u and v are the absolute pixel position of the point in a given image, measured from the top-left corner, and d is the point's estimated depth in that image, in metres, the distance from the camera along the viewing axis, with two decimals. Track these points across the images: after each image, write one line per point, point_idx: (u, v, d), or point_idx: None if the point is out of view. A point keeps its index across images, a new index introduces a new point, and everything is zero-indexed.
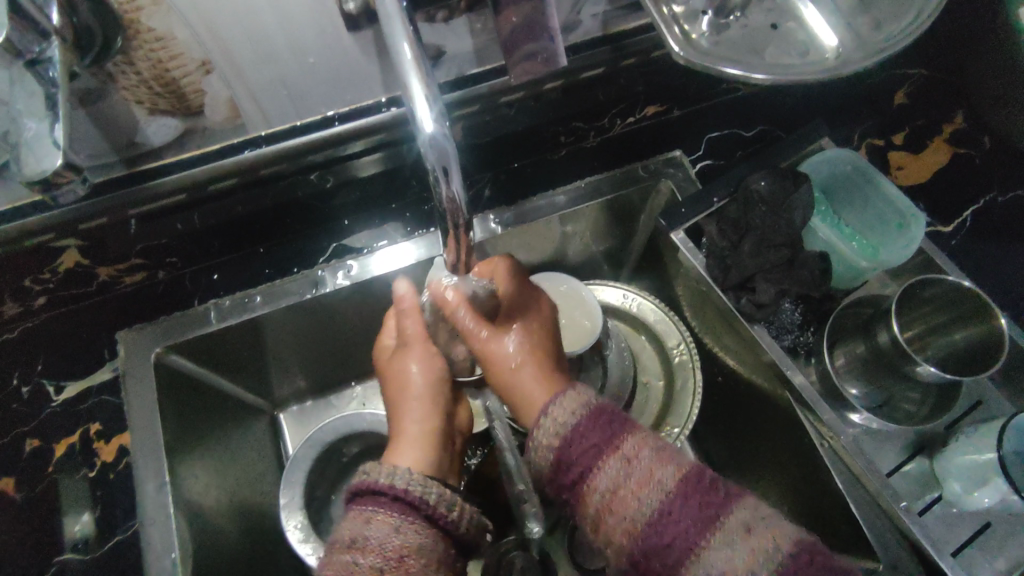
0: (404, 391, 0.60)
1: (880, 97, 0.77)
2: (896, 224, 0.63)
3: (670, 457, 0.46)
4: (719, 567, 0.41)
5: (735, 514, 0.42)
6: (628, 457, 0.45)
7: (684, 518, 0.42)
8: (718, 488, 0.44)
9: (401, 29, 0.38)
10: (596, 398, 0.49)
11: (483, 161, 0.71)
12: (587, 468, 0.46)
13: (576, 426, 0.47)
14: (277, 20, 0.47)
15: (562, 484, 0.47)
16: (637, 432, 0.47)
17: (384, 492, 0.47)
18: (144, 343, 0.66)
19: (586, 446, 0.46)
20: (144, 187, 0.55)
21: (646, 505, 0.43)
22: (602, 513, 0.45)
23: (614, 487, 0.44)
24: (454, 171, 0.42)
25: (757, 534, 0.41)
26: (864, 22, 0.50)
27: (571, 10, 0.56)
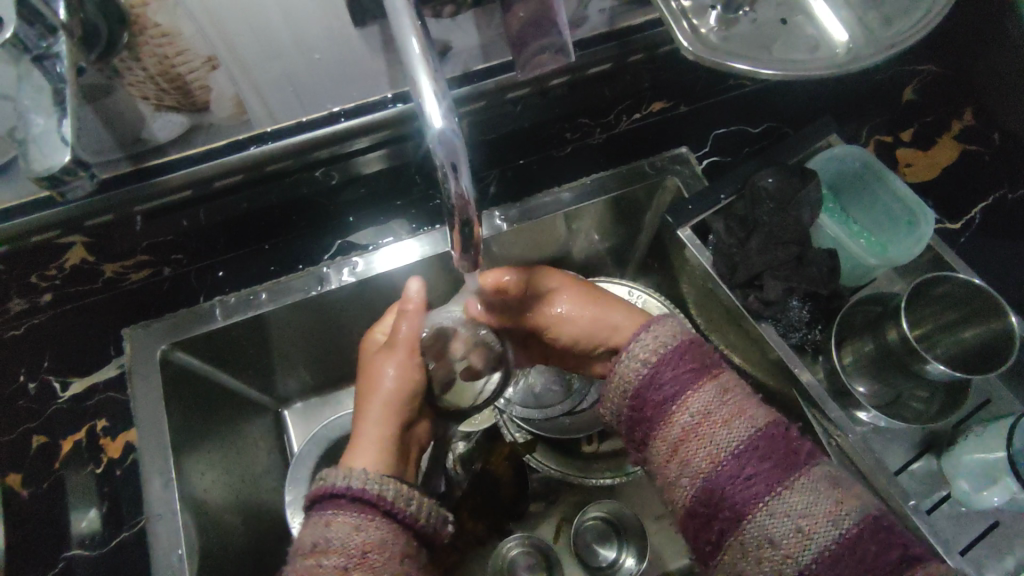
0: (373, 392, 0.61)
1: (888, 93, 0.76)
2: (905, 221, 0.63)
3: (760, 403, 0.50)
4: (796, 501, 0.44)
5: (817, 467, 0.46)
6: (722, 387, 0.50)
7: (768, 457, 0.46)
8: (801, 441, 0.48)
9: (409, 26, 0.38)
10: (686, 330, 0.55)
11: (489, 158, 0.71)
12: (681, 389, 0.50)
13: (677, 346, 0.52)
14: (283, 16, 0.46)
15: (648, 406, 0.51)
16: (727, 373, 0.52)
17: (343, 494, 0.47)
18: (148, 340, 0.66)
19: (685, 368, 0.51)
20: (151, 184, 0.54)
21: (734, 435, 0.47)
22: (687, 436, 0.48)
23: (707, 412, 0.48)
24: (463, 168, 0.41)
25: (839, 489, 0.45)
26: (876, 17, 0.49)
27: (578, 6, 0.56)
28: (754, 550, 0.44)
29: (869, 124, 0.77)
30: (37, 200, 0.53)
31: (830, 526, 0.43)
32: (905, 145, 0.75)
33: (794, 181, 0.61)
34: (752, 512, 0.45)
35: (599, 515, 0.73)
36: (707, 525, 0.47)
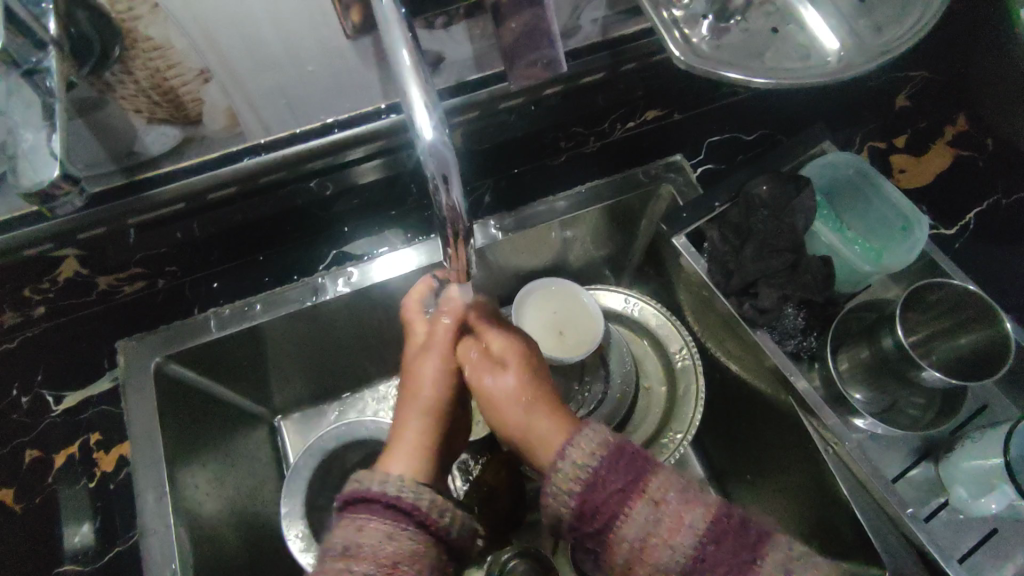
0: (414, 392, 0.58)
1: (881, 100, 0.77)
2: (899, 227, 0.63)
3: (698, 498, 0.44)
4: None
5: (772, 553, 0.42)
6: (656, 502, 0.43)
7: (723, 564, 0.42)
8: (748, 527, 0.44)
9: (400, 38, 0.38)
10: (609, 435, 0.46)
11: (484, 168, 0.71)
12: (613, 516, 0.43)
13: (600, 467, 0.45)
14: (275, 29, 0.47)
15: (584, 533, 0.45)
16: (661, 472, 0.45)
17: (378, 499, 0.46)
18: (143, 353, 0.66)
19: (613, 490, 0.44)
20: (145, 196, 0.54)
21: (681, 552, 0.42)
22: (632, 562, 0.43)
23: (644, 537, 0.43)
24: (454, 180, 0.41)
25: (801, 571, 0.42)
26: (865, 25, 0.50)
27: (571, 15, 0.57)
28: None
29: (863, 131, 0.77)
30: (30, 212, 0.53)
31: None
32: (899, 151, 0.76)
33: (788, 189, 0.61)
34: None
35: None
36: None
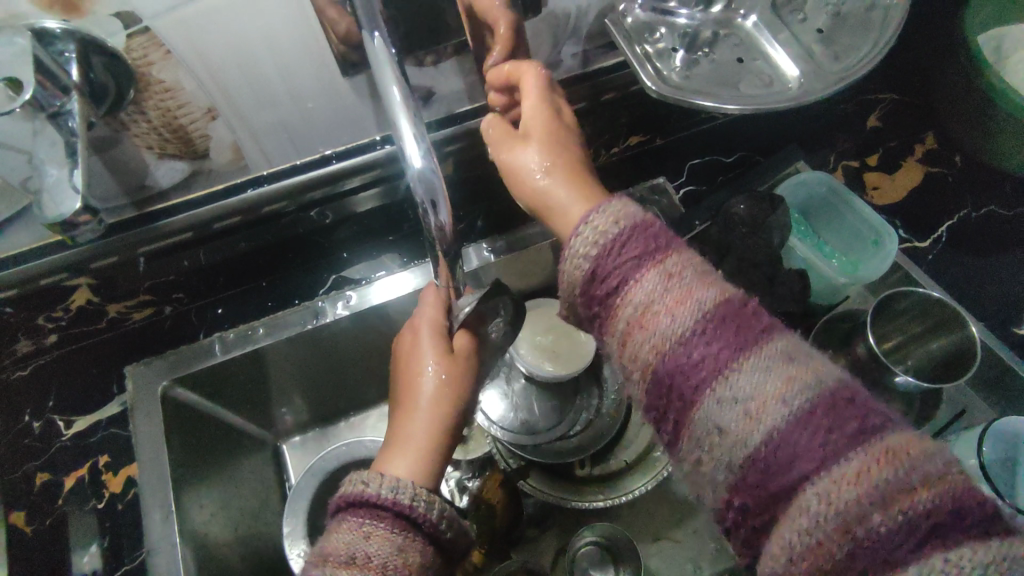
0: (415, 396, 0.56)
1: (851, 121, 0.81)
2: (871, 240, 0.66)
3: (715, 280, 0.39)
4: (745, 386, 0.35)
5: (775, 342, 0.36)
6: (668, 272, 0.39)
7: (717, 337, 0.36)
8: (760, 316, 0.38)
9: (391, 76, 0.41)
10: (637, 211, 0.43)
11: (475, 196, 0.74)
12: (622, 281, 0.40)
13: (618, 232, 0.42)
14: (277, 71, 0.50)
15: (593, 297, 0.42)
16: (682, 252, 0.41)
17: (387, 507, 0.46)
18: (151, 377, 0.68)
19: (626, 257, 0.40)
20: (153, 227, 0.58)
21: (678, 322, 0.37)
22: (631, 328, 0.39)
23: (648, 303, 0.39)
24: (442, 204, 0.44)
25: (796, 364, 0.35)
26: (827, 52, 0.53)
27: (553, 50, 0.60)
28: (704, 441, 0.36)
29: (836, 150, 0.80)
30: (52, 243, 0.57)
31: (788, 410, 0.33)
32: (871, 169, 0.79)
33: (764, 207, 0.64)
34: (699, 401, 0.36)
35: (596, 539, 0.74)
36: (662, 414, 0.39)
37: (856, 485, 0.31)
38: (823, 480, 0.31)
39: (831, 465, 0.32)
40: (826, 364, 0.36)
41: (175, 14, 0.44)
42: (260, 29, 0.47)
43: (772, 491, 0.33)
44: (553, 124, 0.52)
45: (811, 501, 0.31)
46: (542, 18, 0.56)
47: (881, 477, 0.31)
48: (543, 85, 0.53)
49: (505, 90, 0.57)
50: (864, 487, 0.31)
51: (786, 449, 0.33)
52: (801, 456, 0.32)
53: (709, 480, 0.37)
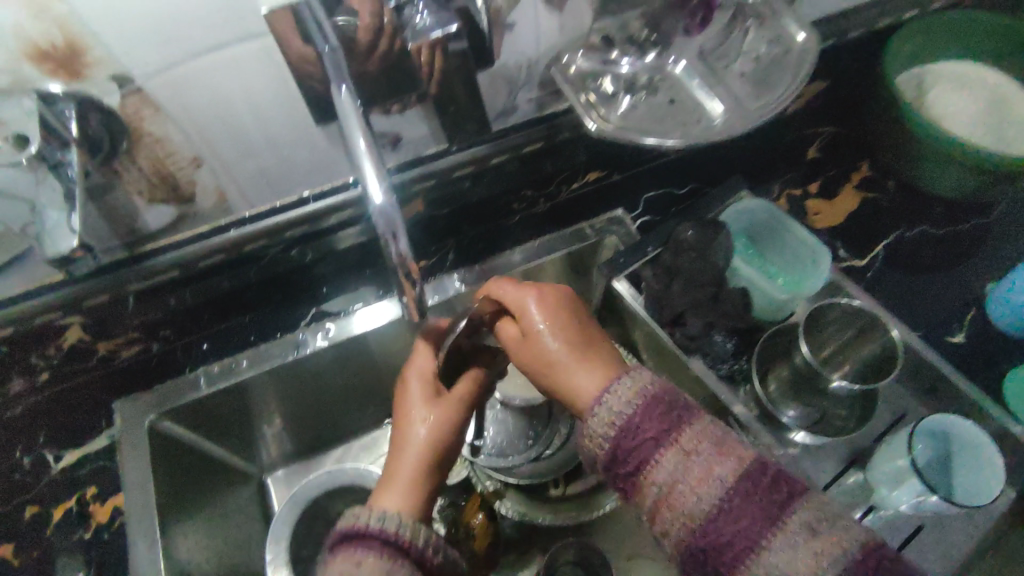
0: (405, 441, 0.61)
1: (791, 153, 0.89)
2: (810, 259, 0.72)
3: (731, 451, 0.47)
4: (777, 566, 0.42)
5: (798, 516, 0.43)
6: (685, 452, 0.47)
7: (745, 516, 0.44)
8: (780, 486, 0.45)
9: (355, 124, 0.48)
10: (647, 384, 0.51)
11: (445, 231, 0.80)
12: (645, 459, 0.48)
13: (634, 415, 0.50)
14: (256, 123, 0.56)
15: (621, 472, 0.50)
16: (696, 422, 0.49)
17: (376, 535, 0.51)
18: (139, 410, 0.71)
19: (644, 436, 0.49)
20: (143, 266, 0.63)
21: (704, 502, 0.45)
22: (659, 506, 0.47)
23: (671, 483, 0.47)
24: (401, 233, 0.48)
25: (821, 537, 0.42)
26: (750, 96, 0.60)
27: (508, 97, 0.67)
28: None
29: (779, 181, 0.87)
30: (56, 279, 0.62)
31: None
32: (813, 196, 0.85)
33: (709, 232, 0.70)
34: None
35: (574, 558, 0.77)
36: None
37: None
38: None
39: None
40: (849, 525, 0.43)
41: (166, 74, 0.50)
42: (245, 88, 0.53)
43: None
44: (558, 305, 0.62)
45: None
46: (498, 70, 0.62)
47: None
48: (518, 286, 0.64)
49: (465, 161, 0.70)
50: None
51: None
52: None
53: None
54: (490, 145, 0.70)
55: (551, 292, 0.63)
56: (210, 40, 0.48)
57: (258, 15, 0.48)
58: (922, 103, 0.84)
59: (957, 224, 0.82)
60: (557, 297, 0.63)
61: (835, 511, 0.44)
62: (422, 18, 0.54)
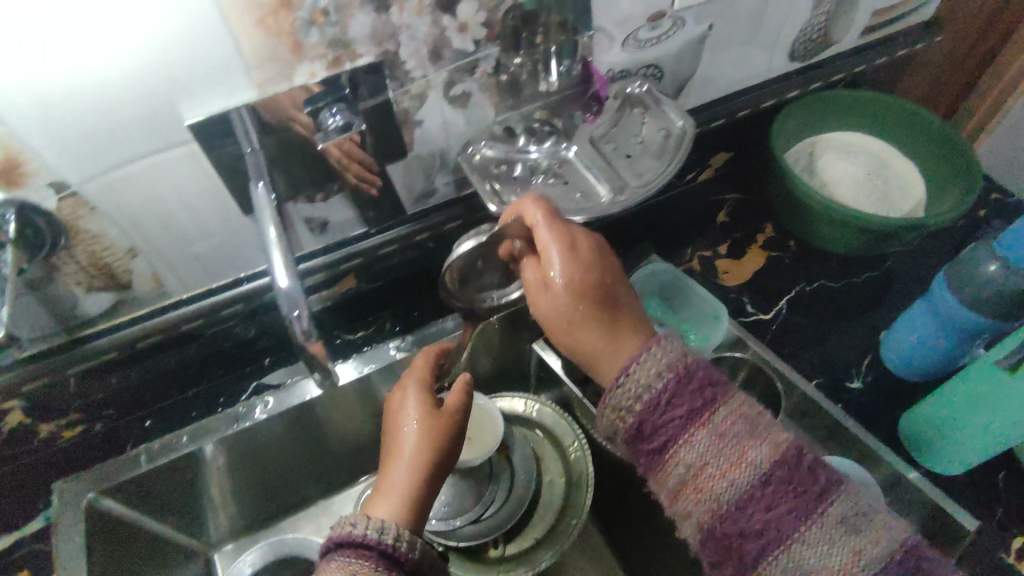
0: (399, 448, 0.64)
1: (704, 217, 0.97)
2: (712, 315, 0.78)
3: (765, 436, 0.51)
4: (806, 552, 0.47)
5: (831, 509, 0.48)
6: (718, 433, 0.51)
7: (778, 502, 0.48)
8: (816, 477, 0.49)
9: (268, 219, 0.53)
10: (679, 362, 0.54)
11: (382, 301, 0.86)
12: (673, 437, 0.52)
13: (665, 392, 0.52)
14: (189, 216, 0.62)
15: (644, 449, 0.53)
16: (729, 403, 0.52)
17: (372, 546, 0.51)
18: (78, 490, 0.73)
19: (676, 417, 0.52)
20: (84, 348, 0.68)
21: (736, 486, 0.49)
22: (685, 486, 0.51)
23: (702, 465, 0.50)
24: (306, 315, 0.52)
25: (853, 536, 0.47)
26: (634, 177, 0.68)
27: (427, 181, 0.74)
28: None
29: (692, 244, 0.94)
30: None
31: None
32: (721, 256, 0.92)
33: None
34: (765, 561, 0.48)
35: None
36: (721, 562, 0.51)
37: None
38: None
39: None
40: (875, 520, 0.48)
41: (100, 178, 0.55)
42: (174, 186, 0.59)
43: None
44: (582, 254, 0.62)
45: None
46: (413, 159, 0.70)
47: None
48: (543, 225, 0.62)
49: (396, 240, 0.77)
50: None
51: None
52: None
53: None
54: (412, 225, 0.78)
55: (581, 236, 0.62)
56: (139, 146, 0.54)
57: (181, 124, 0.55)
58: (813, 170, 0.93)
59: (851, 277, 0.90)
60: (585, 245, 0.63)
61: (863, 504, 0.49)
62: (335, 121, 0.60)
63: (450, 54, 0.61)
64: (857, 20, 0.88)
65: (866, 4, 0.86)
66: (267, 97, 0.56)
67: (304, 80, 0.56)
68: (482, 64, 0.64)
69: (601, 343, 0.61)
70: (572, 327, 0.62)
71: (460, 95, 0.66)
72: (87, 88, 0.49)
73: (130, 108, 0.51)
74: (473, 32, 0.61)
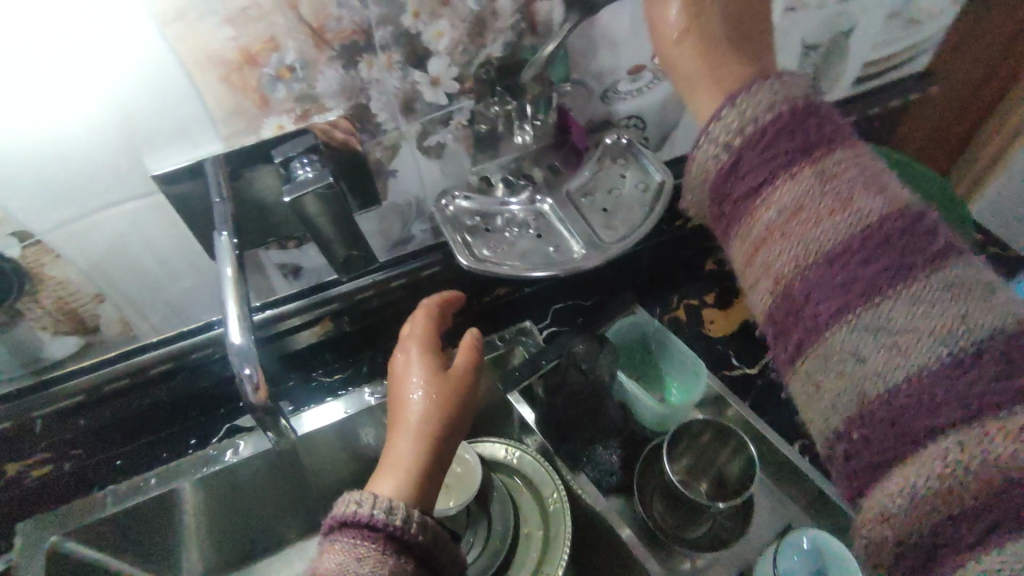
0: (402, 419, 0.54)
1: (693, 263, 0.92)
2: (693, 370, 0.78)
3: (882, 189, 0.37)
4: (900, 314, 0.34)
5: (944, 272, 0.34)
6: (825, 172, 0.37)
7: (880, 256, 0.35)
8: (932, 236, 0.35)
9: (228, 266, 0.52)
10: (804, 93, 0.40)
11: (357, 343, 0.84)
12: (770, 176, 0.38)
13: (775, 121, 0.39)
14: (157, 262, 0.62)
15: (729, 195, 0.41)
16: (848, 147, 0.39)
17: (380, 527, 0.44)
18: (41, 533, 0.71)
19: (779, 150, 0.38)
20: (48, 391, 0.68)
21: (827, 239, 0.36)
22: (768, 235, 0.38)
23: (797, 204, 0.37)
24: (258, 376, 0.51)
25: (965, 302, 0.33)
26: (609, 231, 0.64)
27: (403, 229, 0.75)
28: (837, 362, 0.35)
29: (680, 291, 0.90)
30: None
31: (945, 346, 0.32)
32: (709, 305, 0.89)
33: (594, 347, 0.77)
34: (840, 323, 0.35)
35: None
36: (787, 335, 0.38)
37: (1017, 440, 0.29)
38: (965, 428, 0.31)
39: (991, 418, 0.30)
40: (1005, 295, 0.34)
41: (64, 227, 0.55)
42: (140, 234, 0.59)
43: (904, 432, 0.33)
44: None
45: (952, 445, 0.31)
46: (387, 208, 0.70)
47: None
48: None
49: (371, 286, 0.77)
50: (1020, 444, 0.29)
51: (932, 393, 0.32)
52: (945, 401, 0.31)
53: (823, 408, 0.37)
54: (388, 271, 0.77)
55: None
56: (104, 196, 0.55)
57: (147, 174, 0.55)
58: None
59: None
60: None
61: (991, 280, 0.35)
62: (305, 173, 0.56)
63: (422, 107, 0.62)
64: (847, 73, 0.88)
65: (856, 56, 0.86)
66: (235, 149, 0.57)
67: (272, 133, 0.57)
68: (455, 117, 0.64)
69: (702, 70, 0.49)
70: (685, 61, 0.50)
71: (434, 145, 0.66)
72: (49, 141, 0.49)
73: (94, 160, 0.52)
74: (445, 86, 0.61)
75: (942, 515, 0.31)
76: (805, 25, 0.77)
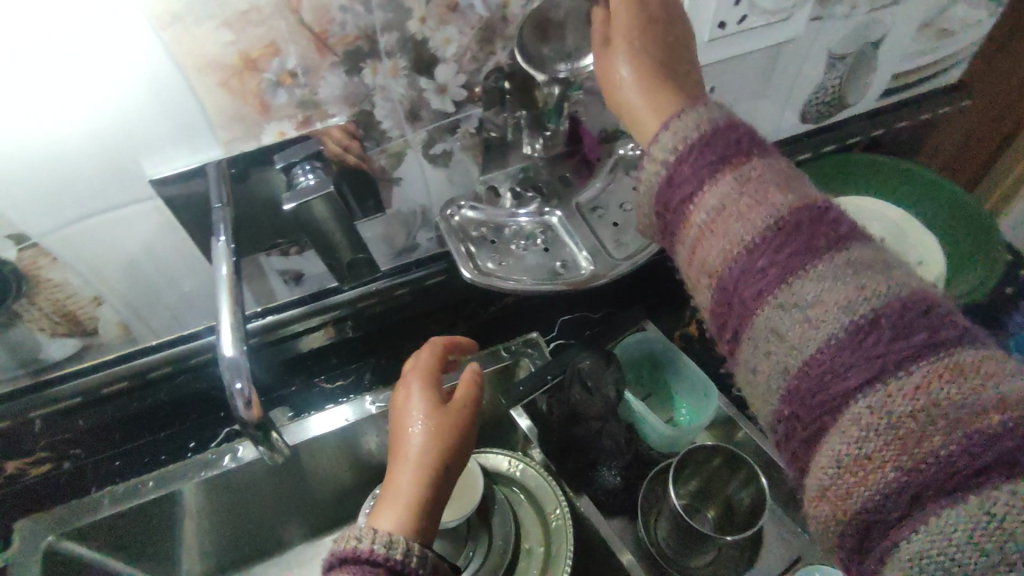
0: (403, 450, 0.53)
1: None
2: (704, 391, 0.76)
3: (795, 187, 0.42)
4: (806, 290, 0.38)
5: (844, 252, 0.38)
6: (745, 175, 0.42)
7: (789, 244, 0.39)
8: (835, 223, 0.40)
9: (225, 275, 0.50)
10: (723, 116, 0.46)
11: (359, 350, 0.82)
12: (698, 186, 0.43)
13: (698, 140, 0.45)
14: (155, 266, 0.62)
15: (669, 205, 0.46)
16: (764, 158, 0.44)
17: (381, 562, 0.43)
18: (38, 533, 0.71)
19: (705, 161, 0.44)
20: (45, 393, 0.68)
21: (750, 230, 0.40)
22: (704, 235, 0.43)
23: (723, 205, 0.42)
24: (250, 390, 0.50)
25: (865, 275, 0.37)
26: (619, 247, 0.62)
27: (408, 237, 0.74)
28: (764, 343, 0.39)
29: (692, 306, 0.88)
30: None
31: (842, 314, 0.36)
32: None
33: (601, 362, 0.74)
34: (761, 305, 0.39)
35: None
36: (726, 322, 0.42)
37: (912, 399, 0.33)
38: (870, 390, 0.34)
39: (884, 374, 0.34)
40: (896, 271, 0.38)
41: (62, 230, 0.54)
42: (136, 239, 0.58)
43: (823, 400, 0.36)
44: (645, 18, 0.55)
45: (862, 409, 0.34)
46: (391, 216, 0.69)
47: (940, 404, 0.32)
48: None
49: (374, 293, 0.75)
50: (917, 405, 0.33)
51: (833, 360, 0.36)
52: (851, 366, 0.35)
53: (762, 391, 0.40)
54: (393, 279, 0.76)
55: (621, 21, 0.53)
56: (101, 202, 0.54)
57: (145, 180, 0.54)
58: None
59: None
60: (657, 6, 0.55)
61: (886, 258, 0.39)
62: (306, 179, 0.55)
63: (429, 115, 0.60)
64: (874, 85, 0.84)
65: (884, 68, 0.82)
66: (235, 155, 0.55)
67: (273, 140, 0.56)
68: (463, 125, 0.62)
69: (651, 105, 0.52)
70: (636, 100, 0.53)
71: (441, 153, 0.64)
72: (45, 144, 0.48)
73: (93, 167, 0.51)
74: (453, 93, 0.59)
75: (868, 485, 0.33)
76: (832, 35, 0.74)
